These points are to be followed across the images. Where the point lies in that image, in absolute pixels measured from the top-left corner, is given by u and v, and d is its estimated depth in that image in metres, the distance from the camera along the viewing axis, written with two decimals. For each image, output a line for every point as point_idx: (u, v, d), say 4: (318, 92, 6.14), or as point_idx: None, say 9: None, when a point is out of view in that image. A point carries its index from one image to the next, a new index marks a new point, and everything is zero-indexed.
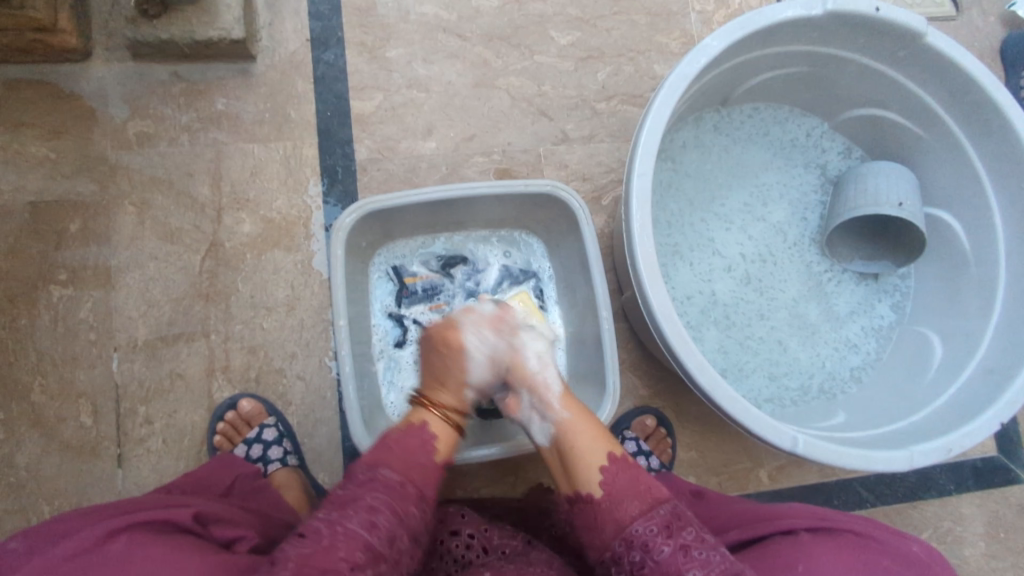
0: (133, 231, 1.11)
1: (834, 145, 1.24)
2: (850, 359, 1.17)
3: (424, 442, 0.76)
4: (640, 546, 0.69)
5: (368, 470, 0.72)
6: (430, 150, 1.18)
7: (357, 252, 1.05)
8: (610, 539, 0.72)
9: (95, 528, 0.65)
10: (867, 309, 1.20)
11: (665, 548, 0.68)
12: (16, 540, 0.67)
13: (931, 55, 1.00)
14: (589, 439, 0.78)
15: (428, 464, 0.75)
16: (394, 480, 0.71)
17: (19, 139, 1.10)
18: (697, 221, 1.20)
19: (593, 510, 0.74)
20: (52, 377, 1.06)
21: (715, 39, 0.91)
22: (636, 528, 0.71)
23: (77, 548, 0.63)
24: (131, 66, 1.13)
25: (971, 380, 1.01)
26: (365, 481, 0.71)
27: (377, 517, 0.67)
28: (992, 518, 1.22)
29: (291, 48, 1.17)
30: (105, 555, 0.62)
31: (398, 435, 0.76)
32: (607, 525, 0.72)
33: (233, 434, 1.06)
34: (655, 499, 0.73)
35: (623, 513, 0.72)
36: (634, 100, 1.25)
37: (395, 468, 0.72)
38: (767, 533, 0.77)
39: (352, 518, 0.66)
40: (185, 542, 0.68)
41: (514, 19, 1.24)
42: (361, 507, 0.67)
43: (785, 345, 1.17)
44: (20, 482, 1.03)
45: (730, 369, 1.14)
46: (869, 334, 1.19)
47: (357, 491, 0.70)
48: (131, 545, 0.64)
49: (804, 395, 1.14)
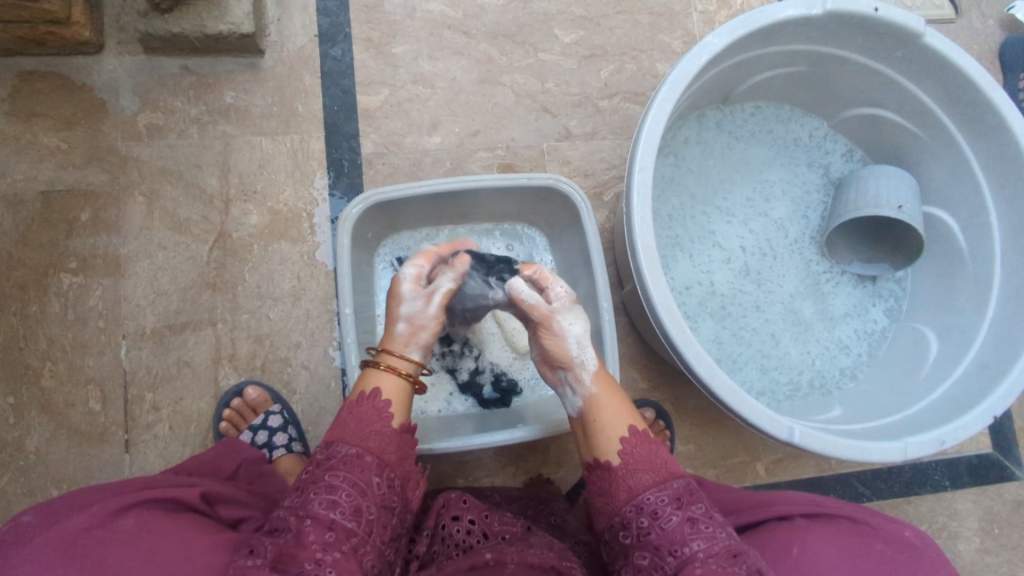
0: (142, 221, 1.13)
1: (837, 147, 1.25)
2: (841, 359, 1.18)
3: (378, 410, 0.74)
4: (649, 513, 0.71)
5: (325, 450, 0.72)
6: (435, 145, 1.20)
7: (363, 243, 1.07)
8: (622, 505, 0.73)
9: (105, 504, 0.66)
10: (861, 312, 1.21)
11: (673, 517, 0.70)
12: (27, 514, 0.68)
13: (928, 55, 1.02)
14: (613, 412, 0.79)
15: (385, 430, 0.73)
16: (350, 455, 0.70)
17: (31, 130, 1.12)
18: (698, 214, 1.22)
19: (609, 476, 0.75)
20: (62, 363, 1.08)
21: (717, 37, 0.93)
22: (648, 497, 0.72)
23: (88, 522, 0.64)
24: (142, 59, 1.15)
25: (966, 376, 1.03)
26: (322, 460, 0.71)
27: (336, 494, 0.68)
28: (987, 514, 1.24)
29: (299, 43, 1.19)
30: (118, 530, 0.64)
31: (350, 409, 0.74)
32: (620, 491, 0.74)
33: (239, 420, 1.07)
34: (669, 473, 0.74)
35: (637, 482, 0.73)
36: (636, 98, 1.27)
37: (351, 443, 0.72)
38: (764, 519, 0.78)
39: (313, 501, 0.67)
40: (195, 520, 0.71)
41: (519, 17, 1.26)
42: (320, 488, 0.68)
43: (777, 339, 1.19)
44: (29, 465, 1.05)
45: (724, 360, 1.16)
46: (861, 337, 1.20)
47: (316, 472, 0.70)
48: (142, 523, 0.66)
49: (795, 388, 1.16)
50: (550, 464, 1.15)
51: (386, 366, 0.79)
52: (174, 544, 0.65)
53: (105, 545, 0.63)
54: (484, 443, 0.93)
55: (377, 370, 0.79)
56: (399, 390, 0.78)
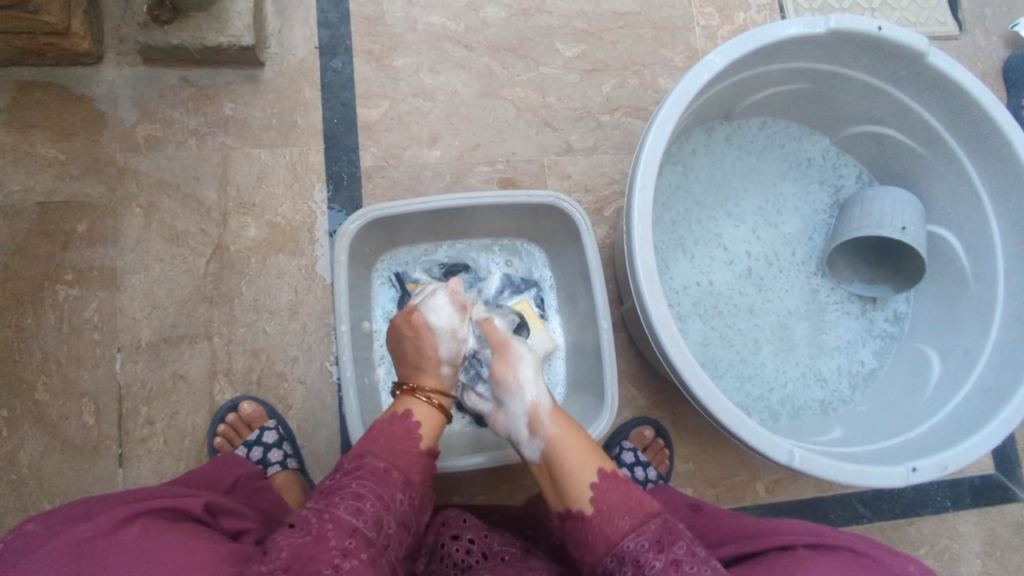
0: (140, 233, 1.12)
1: (850, 170, 1.24)
2: (815, 389, 1.16)
3: (409, 430, 0.79)
4: (631, 562, 0.70)
5: (353, 460, 0.74)
6: (435, 159, 1.20)
7: (361, 259, 1.06)
8: (603, 555, 0.73)
9: (111, 514, 0.65)
10: (852, 348, 1.20)
11: (656, 563, 0.69)
12: (30, 522, 0.66)
13: (931, 74, 1.01)
14: (578, 453, 0.79)
15: (413, 451, 0.77)
16: (380, 467, 0.73)
17: (29, 141, 1.12)
18: (704, 218, 1.22)
19: (585, 526, 0.75)
20: (56, 376, 1.07)
21: (719, 55, 0.92)
22: (627, 544, 0.71)
23: (96, 530, 0.63)
24: (141, 70, 1.14)
25: (968, 401, 1.02)
26: (351, 470, 0.73)
27: (363, 502, 0.69)
28: (989, 536, 1.23)
29: (300, 55, 1.19)
30: (121, 541, 0.63)
31: (382, 425, 0.78)
32: (598, 541, 0.73)
33: (234, 436, 1.07)
34: (645, 514, 0.73)
35: (614, 529, 0.73)
36: (638, 113, 1.27)
37: (380, 456, 0.74)
38: (764, 549, 0.77)
39: (339, 505, 0.68)
40: (200, 531, 0.69)
41: (521, 30, 1.25)
42: (348, 495, 0.69)
43: (759, 347, 1.18)
44: (21, 479, 1.04)
45: (709, 364, 1.15)
46: (845, 371, 1.18)
47: (343, 480, 0.72)
48: (146, 533, 0.64)
49: (770, 407, 1.14)
50: None
51: (422, 395, 0.84)
52: (179, 553, 0.63)
53: (110, 557, 0.61)
54: (474, 464, 0.93)
55: (413, 398, 0.84)
56: (432, 415, 0.83)
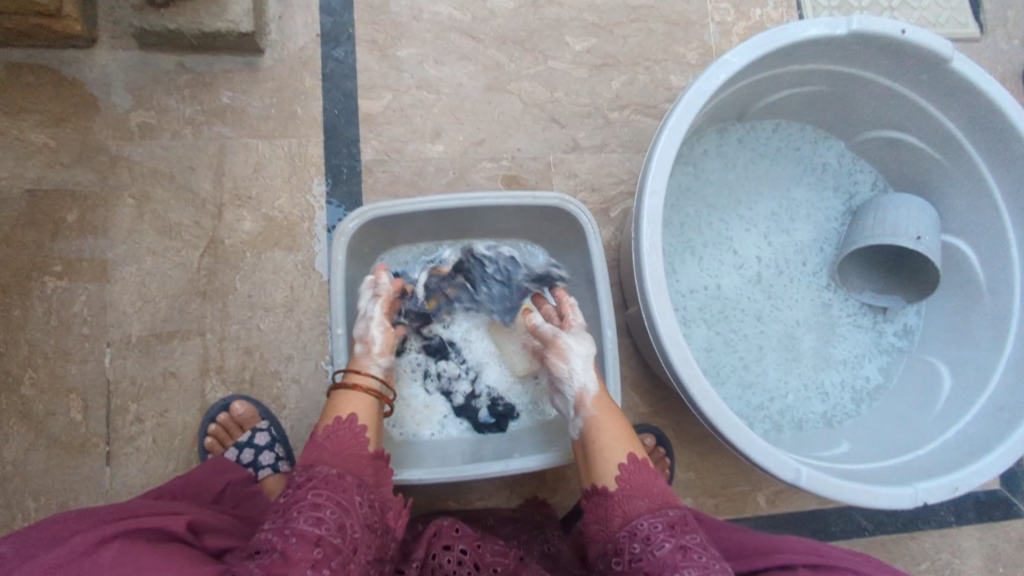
0: (131, 224, 1.09)
1: (865, 177, 1.21)
2: (816, 402, 1.14)
3: (355, 433, 0.75)
4: (642, 538, 0.69)
5: (303, 471, 0.70)
6: (437, 154, 1.16)
7: (359, 256, 1.03)
8: (615, 531, 0.72)
9: (86, 535, 0.62)
10: (859, 363, 1.17)
11: (665, 544, 0.69)
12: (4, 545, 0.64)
13: (955, 80, 0.97)
14: (613, 437, 0.79)
15: (361, 453, 0.74)
16: (331, 474, 0.69)
17: (18, 126, 1.08)
18: (715, 221, 1.18)
19: (605, 501, 0.74)
20: (43, 370, 1.04)
21: (736, 55, 0.89)
22: (641, 522, 0.71)
23: (69, 554, 0.60)
24: (136, 55, 1.10)
25: (978, 421, 0.99)
26: (302, 482, 0.69)
27: (322, 511, 0.66)
28: (991, 552, 1.20)
29: (300, 42, 1.15)
30: (97, 562, 0.60)
31: (325, 432, 0.74)
32: (614, 516, 0.73)
33: (225, 437, 1.04)
34: (665, 502, 0.73)
35: (632, 507, 0.72)
36: (647, 111, 1.23)
37: (330, 463, 0.71)
38: (763, 568, 0.75)
39: (297, 519, 0.65)
40: (181, 552, 0.67)
41: (529, 22, 1.21)
42: (304, 506, 0.66)
43: (763, 354, 1.15)
44: (6, 475, 1.01)
45: (711, 370, 1.12)
46: (851, 385, 1.15)
47: (297, 493, 0.68)
48: (125, 554, 0.62)
49: (772, 418, 1.12)
50: (545, 487, 1.12)
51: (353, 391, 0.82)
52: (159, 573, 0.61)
53: None
54: (485, 471, 0.91)
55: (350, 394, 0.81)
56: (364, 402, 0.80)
